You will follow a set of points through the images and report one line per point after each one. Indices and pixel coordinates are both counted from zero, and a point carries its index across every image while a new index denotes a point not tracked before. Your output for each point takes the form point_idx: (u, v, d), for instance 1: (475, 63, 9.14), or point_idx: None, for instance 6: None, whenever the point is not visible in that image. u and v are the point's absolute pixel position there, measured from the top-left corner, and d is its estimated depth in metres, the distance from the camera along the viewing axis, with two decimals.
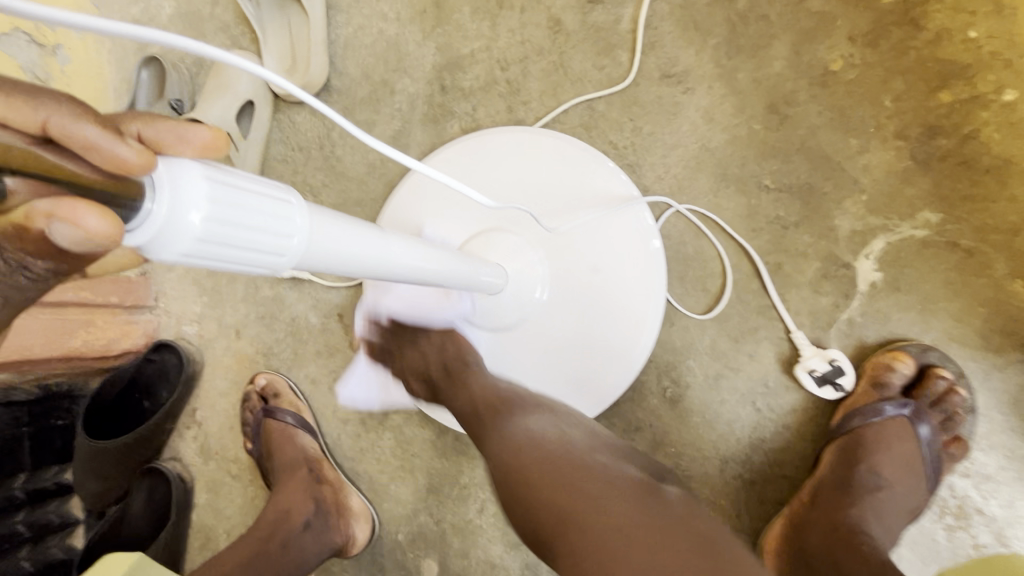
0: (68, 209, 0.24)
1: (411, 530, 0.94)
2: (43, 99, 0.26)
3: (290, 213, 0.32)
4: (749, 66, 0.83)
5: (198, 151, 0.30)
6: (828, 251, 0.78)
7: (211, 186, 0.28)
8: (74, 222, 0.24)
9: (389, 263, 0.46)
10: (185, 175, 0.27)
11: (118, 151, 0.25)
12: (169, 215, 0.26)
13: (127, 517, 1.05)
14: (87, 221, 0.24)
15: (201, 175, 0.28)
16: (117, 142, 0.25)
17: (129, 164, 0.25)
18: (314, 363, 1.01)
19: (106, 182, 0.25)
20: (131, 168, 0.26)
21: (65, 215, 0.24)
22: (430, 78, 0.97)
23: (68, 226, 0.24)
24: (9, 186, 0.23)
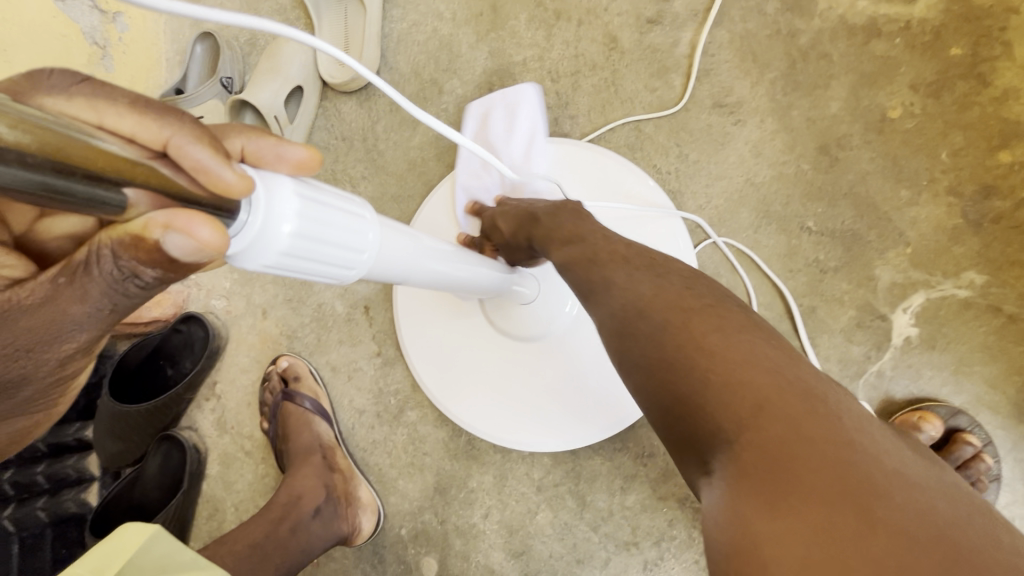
0: (184, 221, 0.23)
1: (414, 527, 0.95)
2: (168, 118, 0.26)
3: (363, 229, 0.32)
4: (804, 104, 0.82)
5: (293, 168, 0.30)
6: (865, 301, 0.77)
7: (299, 202, 0.28)
8: (187, 233, 0.23)
9: (435, 272, 0.48)
10: (279, 189, 0.27)
11: (222, 175, 0.25)
12: (261, 228, 0.27)
13: (142, 479, 1.09)
14: (196, 230, 0.23)
15: (293, 191, 0.28)
16: (224, 166, 0.25)
17: (231, 188, 0.25)
18: (336, 351, 1.02)
19: (212, 199, 0.25)
20: (232, 191, 0.25)
21: (179, 225, 0.23)
22: (480, 81, 0.97)
23: (180, 237, 0.23)
24: (129, 198, 0.23)
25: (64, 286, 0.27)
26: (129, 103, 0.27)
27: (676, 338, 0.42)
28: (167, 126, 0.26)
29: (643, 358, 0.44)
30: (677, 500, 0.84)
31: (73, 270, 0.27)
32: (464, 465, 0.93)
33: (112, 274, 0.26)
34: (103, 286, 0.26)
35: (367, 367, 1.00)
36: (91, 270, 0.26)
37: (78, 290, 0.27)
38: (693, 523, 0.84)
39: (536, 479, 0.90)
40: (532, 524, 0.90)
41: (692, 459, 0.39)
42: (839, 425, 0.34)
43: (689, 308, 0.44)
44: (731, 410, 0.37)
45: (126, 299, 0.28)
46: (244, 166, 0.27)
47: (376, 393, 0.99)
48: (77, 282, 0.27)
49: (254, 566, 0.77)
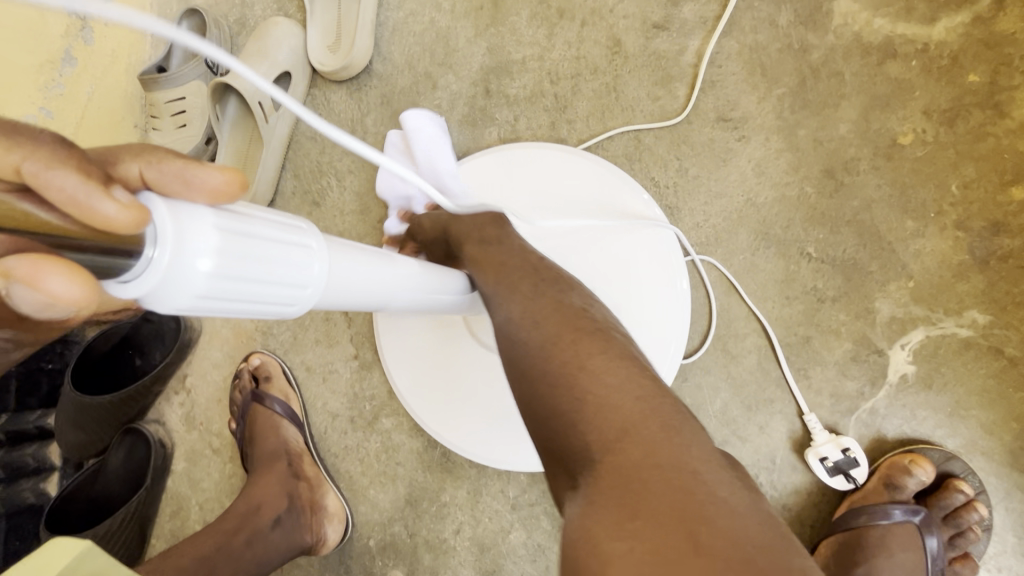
0: (29, 271, 0.19)
1: (383, 538, 0.92)
2: (17, 134, 0.20)
3: (306, 261, 0.28)
4: (811, 124, 0.78)
5: (210, 198, 0.24)
6: (862, 334, 0.74)
7: (220, 236, 0.24)
8: (33, 285, 0.19)
9: (407, 295, 0.45)
10: (195, 220, 0.23)
11: (99, 208, 0.20)
12: (169, 269, 0.22)
13: (104, 472, 1.05)
14: (50, 283, 0.20)
15: (211, 224, 0.24)
16: (101, 197, 0.20)
17: (113, 224, 0.21)
18: (312, 351, 0.98)
19: (94, 241, 0.21)
20: (118, 228, 0.21)
21: (25, 277, 0.19)
22: (476, 78, 0.93)
23: (28, 291, 0.20)
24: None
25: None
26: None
27: (557, 356, 0.44)
28: (14, 144, 0.20)
29: (515, 365, 0.47)
30: None
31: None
32: (438, 478, 0.90)
33: None
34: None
35: (343, 369, 0.96)
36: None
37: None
38: None
39: (511, 497, 0.87)
40: (505, 543, 0.87)
41: (565, 477, 0.41)
42: (659, 439, 0.38)
43: (580, 329, 0.46)
44: (584, 444, 0.39)
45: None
46: (138, 194, 0.23)
47: (350, 397, 0.96)
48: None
49: None
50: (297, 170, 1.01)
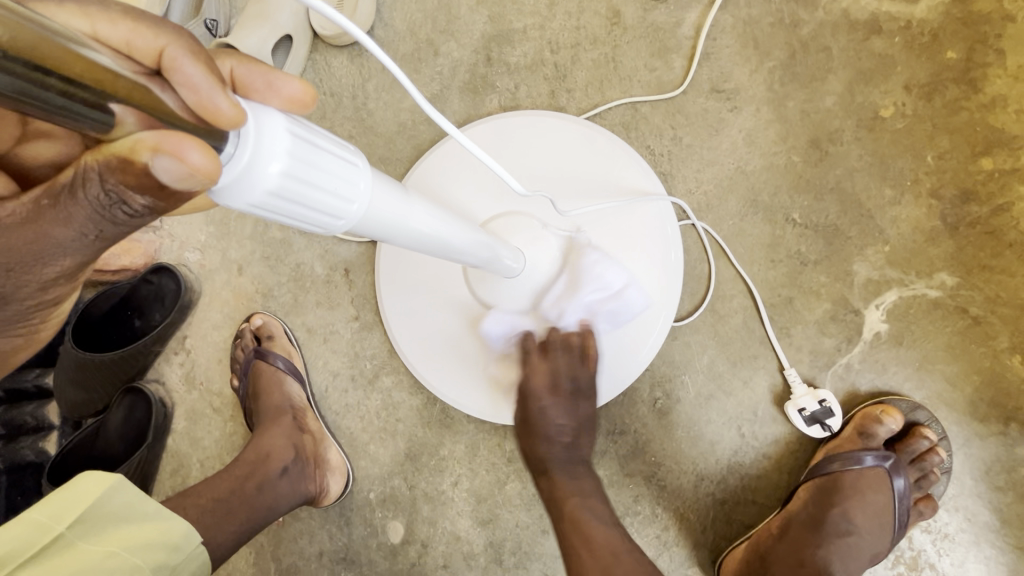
0: (174, 144, 0.22)
1: (383, 491, 0.96)
2: (162, 30, 0.27)
3: (355, 178, 0.31)
4: (799, 96, 0.82)
5: (285, 103, 0.29)
6: (840, 295, 0.79)
7: (292, 143, 0.27)
8: (178, 157, 0.22)
9: (421, 233, 0.47)
10: (272, 125, 0.26)
11: (215, 101, 0.24)
12: (248, 164, 0.26)
13: (103, 431, 1.06)
14: (187, 154, 0.22)
15: (284, 128, 0.27)
16: (218, 93, 0.24)
17: (221, 114, 0.24)
18: (313, 313, 1.00)
19: (194, 125, 0.24)
20: (220, 119, 0.24)
21: (168, 148, 0.22)
22: (478, 46, 0.95)
23: (169, 160, 0.22)
24: (115, 114, 0.22)
25: (47, 208, 0.26)
26: (121, 14, 0.28)
27: None
28: (162, 36, 0.26)
29: None
30: (644, 478, 0.84)
31: (57, 193, 0.25)
32: (437, 433, 0.94)
33: (99, 200, 0.24)
34: (89, 213, 0.25)
35: (344, 330, 0.99)
36: (78, 194, 0.24)
37: (62, 214, 0.25)
38: (658, 501, 0.84)
39: (507, 450, 0.91)
40: (501, 494, 0.91)
41: None
42: None
43: None
44: None
45: (113, 228, 0.26)
46: (236, 95, 0.26)
47: (351, 356, 0.98)
48: (60, 205, 0.25)
49: (219, 520, 0.76)
50: None
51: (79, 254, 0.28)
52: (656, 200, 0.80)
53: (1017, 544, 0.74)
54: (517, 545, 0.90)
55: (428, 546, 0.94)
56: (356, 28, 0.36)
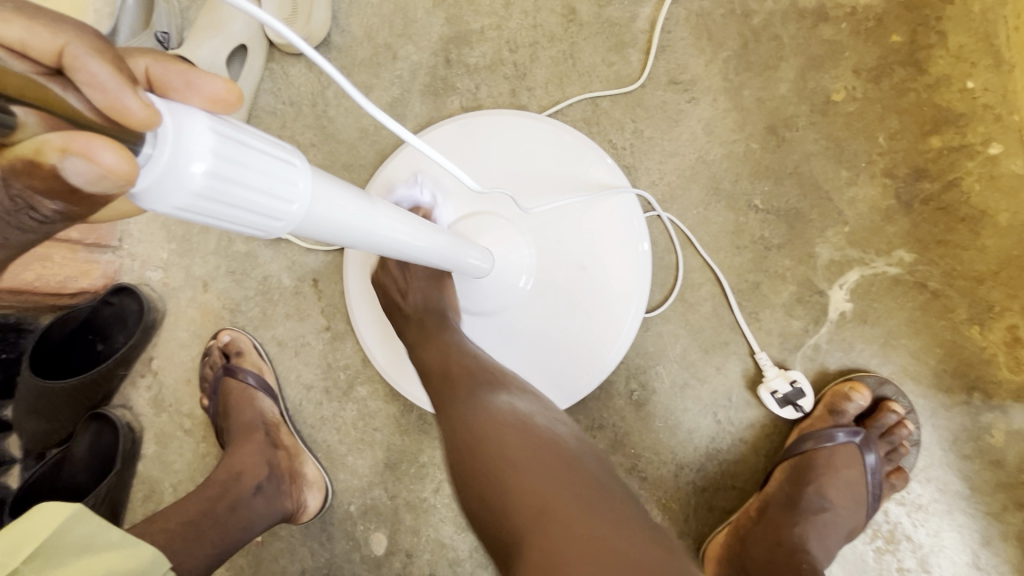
0: (84, 144, 0.21)
1: (363, 503, 0.94)
2: (63, 28, 0.24)
3: (292, 178, 0.31)
4: (755, 84, 0.84)
5: (208, 102, 0.28)
6: (805, 277, 0.80)
7: (216, 141, 0.26)
8: (88, 158, 0.21)
9: (381, 236, 0.46)
10: (193, 124, 0.25)
11: (124, 99, 0.23)
12: (169, 165, 0.25)
13: (69, 461, 1.02)
14: (99, 154, 0.21)
15: (208, 127, 0.26)
16: (128, 92, 0.23)
17: (130, 115, 0.23)
18: (282, 326, 0.99)
19: (103, 127, 0.23)
20: (130, 120, 0.23)
21: (78, 149, 0.21)
22: (436, 48, 0.94)
23: (81, 162, 0.21)
24: (17, 116, 0.20)
25: None
26: (16, 10, 0.25)
27: None
28: (61, 33, 0.24)
29: None
30: (625, 470, 0.84)
31: None
32: (415, 440, 0.92)
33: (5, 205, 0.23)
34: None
35: (316, 341, 0.97)
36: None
37: None
38: (639, 493, 0.84)
39: None
40: None
41: None
42: None
43: None
44: None
45: (22, 235, 0.25)
46: (152, 96, 0.25)
47: (324, 367, 0.96)
48: None
49: (188, 542, 0.73)
50: None
51: None
52: (621, 193, 0.80)
53: (987, 511, 0.75)
54: None
55: (413, 556, 0.92)
56: (300, 39, 0.35)
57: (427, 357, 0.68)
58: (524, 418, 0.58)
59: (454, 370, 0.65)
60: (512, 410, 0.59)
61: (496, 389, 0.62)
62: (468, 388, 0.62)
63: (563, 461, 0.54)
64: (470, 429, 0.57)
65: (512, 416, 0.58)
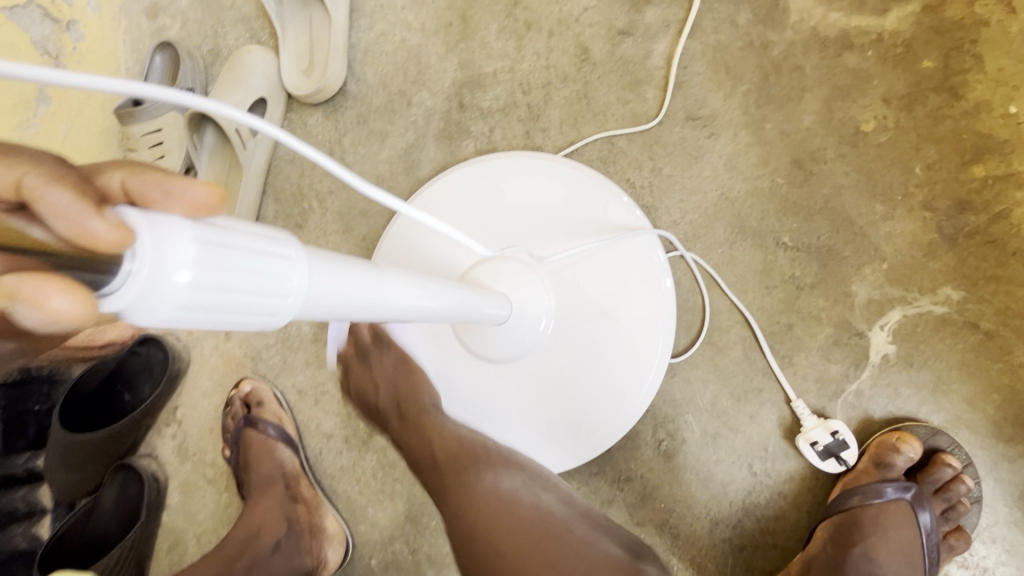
0: (33, 291, 0.22)
1: (385, 557, 0.91)
2: (23, 159, 0.24)
3: (286, 271, 0.29)
4: (777, 117, 0.81)
5: (189, 210, 0.26)
6: (842, 318, 0.76)
7: (197, 248, 0.25)
8: (38, 303, 0.22)
9: (392, 305, 0.45)
10: (174, 233, 0.24)
11: (90, 226, 0.22)
12: (150, 280, 0.23)
13: (98, 512, 1.03)
14: (50, 299, 0.22)
15: (191, 234, 0.25)
16: (93, 217, 0.22)
17: (97, 240, 0.22)
18: (302, 373, 0.98)
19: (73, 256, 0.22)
20: (99, 244, 0.22)
21: (29, 294, 0.22)
22: (450, 93, 0.95)
23: (32, 306, 0.22)
24: None
25: None
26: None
27: None
28: (20, 165, 0.24)
29: None
30: (656, 526, 0.79)
31: None
32: None
33: None
34: None
35: (335, 389, 0.96)
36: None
37: None
38: (673, 551, 0.79)
39: None
40: None
41: None
42: None
43: None
44: None
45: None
46: (127, 212, 0.24)
47: (344, 416, 0.95)
48: None
49: None
50: (279, 194, 1.03)
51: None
52: (641, 232, 0.78)
53: None
54: None
55: None
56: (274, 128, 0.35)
57: (415, 449, 0.70)
58: (506, 498, 0.63)
59: (440, 458, 0.68)
60: (497, 490, 0.63)
61: (482, 467, 0.66)
62: (456, 474, 0.66)
63: (550, 538, 0.58)
64: (475, 512, 0.62)
65: (499, 501, 0.62)
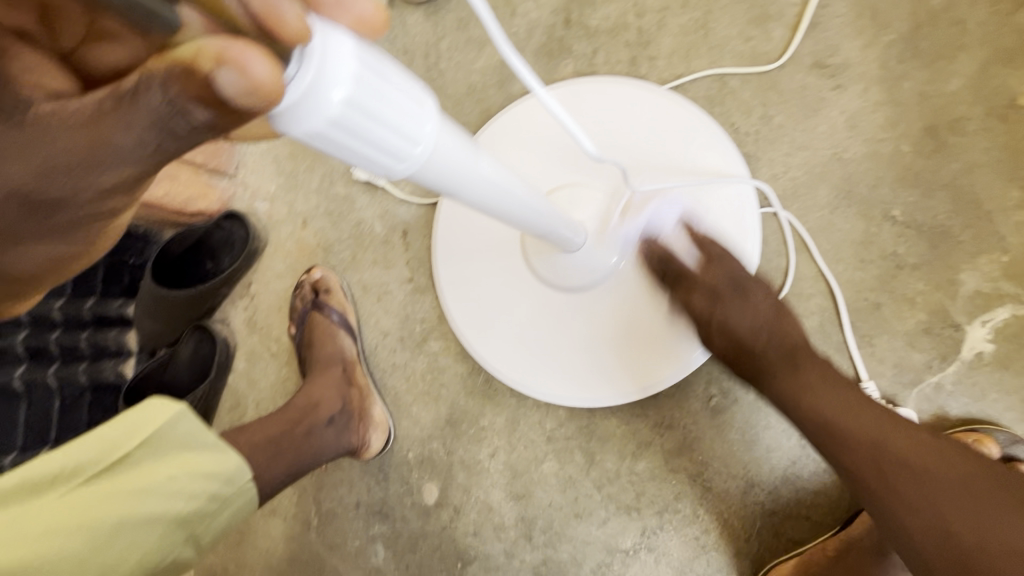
0: (240, 52, 0.19)
1: (422, 452, 0.97)
2: None
3: (421, 119, 0.29)
4: (919, 76, 0.73)
5: (355, 23, 0.27)
6: (939, 306, 0.71)
7: (359, 68, 0.25)
8: (242, 69, 0.20)
9: (489, 197, 0.46)
10: (339, 47, 0.24)
11: (281, 8, 0.21)
12: (311, 88, 0.24)
13: (173, 364, 1.12)
14: (253, 64, 0.20)
15: (353, 52, 0.25)
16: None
17: (284, 24, 0.22)
18: (369, 271, 1.02)
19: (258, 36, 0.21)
20: (285, 29, 0.22)
21: (232, 55, 0.19)
22: (558, 7, 0.90)
23: (234, 72, 0.20)
24: (181, 16, 0.20)
25: (107, 111, 0.22)
26: None
27: None
28: None
29: None
30: (689, 475, 0.82)
31: (119, 96, 0.21)
32: (479, 403, 0.93)
33: (160, 112, 0.21)
34: (149, 120, 0.21)
35: (398, 290, 1.00)
36: (137, 101, 0.21)
37: (123, 120, 0.21)
38: (701, 501, 0.81)
39: (547, 429, 0.89)
40: (537, 471, 0.90)
41: None
42: None
43: None
44: None
45: (174, 143, 0.22)
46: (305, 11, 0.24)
47: (402, 317, 0.99)
48: (120, 108, 0.21)
49: (269, 458, 0.77)
50: None
51: (137, 161, 0.24)
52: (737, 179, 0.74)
53: None
54: (548, 525, 0.89)
55: (460, 512, 0.94)
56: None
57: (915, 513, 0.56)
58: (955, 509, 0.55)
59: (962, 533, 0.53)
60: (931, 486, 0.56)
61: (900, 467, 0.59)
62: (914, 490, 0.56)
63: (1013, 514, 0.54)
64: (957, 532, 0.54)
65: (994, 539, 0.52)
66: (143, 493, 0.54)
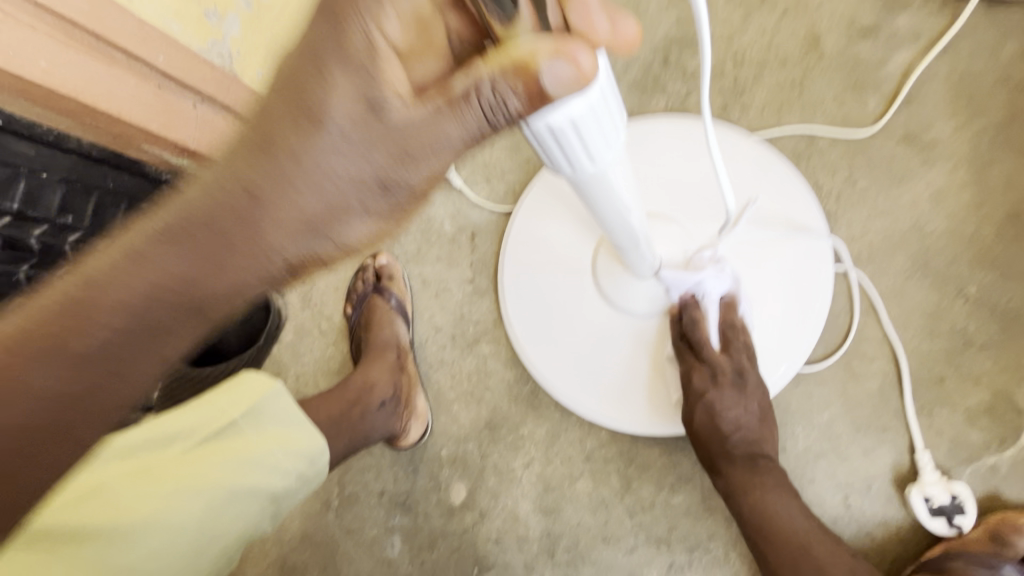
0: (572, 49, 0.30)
1: (455, 451, 0.98)
2: None
3: (614, 137, 0.38)
4: (1008, 164, 0.76)
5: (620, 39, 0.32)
6: (1003, 388, 0.72)
7: (596, 98, 0.34)
8: (571, 61, 0.30)
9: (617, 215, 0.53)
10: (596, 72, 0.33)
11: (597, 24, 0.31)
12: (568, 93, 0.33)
13: (221, 328, 1.11)
14: (579, 57, 0.30)
15: (601, 79, 0.34)
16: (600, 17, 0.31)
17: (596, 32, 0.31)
18: (430, 266, 1.05)
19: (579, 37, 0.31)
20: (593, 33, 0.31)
21: (567, 52, 0.30)
22: (658, 46, 0.94)
23: (565, 62, 0.30)
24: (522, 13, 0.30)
25: (446, 113, 0.33)
26: None
27: None
28: None
29: None
30: (724, 517, 0.84)
31: (454, 100, 0.33)
32: (521, 411, 0.95)
33: (490, 108, 0.32)
34: (474, 115, 0.32)
35: (457, 290, 1.02)
36: (472, 102, 0.32)
37: (459, 116, 0.33)
38: (732, 543, 0.84)
39: (587, 447, 0.91)
40: (571, 488, 0.91)
41: None
42: None
43: None
44: None
45: (486, 127, 0.34)
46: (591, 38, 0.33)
47: (457, 316, 1.02)
48: (455, 106, 0.33)
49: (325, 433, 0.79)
50: None
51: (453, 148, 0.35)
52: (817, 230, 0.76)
53: None
54: (573, 543, 0.90)
55: (485, 517, 0.95)
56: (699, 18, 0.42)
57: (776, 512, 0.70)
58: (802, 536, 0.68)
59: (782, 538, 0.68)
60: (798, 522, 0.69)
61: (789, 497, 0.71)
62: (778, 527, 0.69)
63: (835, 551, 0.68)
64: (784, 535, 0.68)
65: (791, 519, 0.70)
66: (238, 465, 0.55)
